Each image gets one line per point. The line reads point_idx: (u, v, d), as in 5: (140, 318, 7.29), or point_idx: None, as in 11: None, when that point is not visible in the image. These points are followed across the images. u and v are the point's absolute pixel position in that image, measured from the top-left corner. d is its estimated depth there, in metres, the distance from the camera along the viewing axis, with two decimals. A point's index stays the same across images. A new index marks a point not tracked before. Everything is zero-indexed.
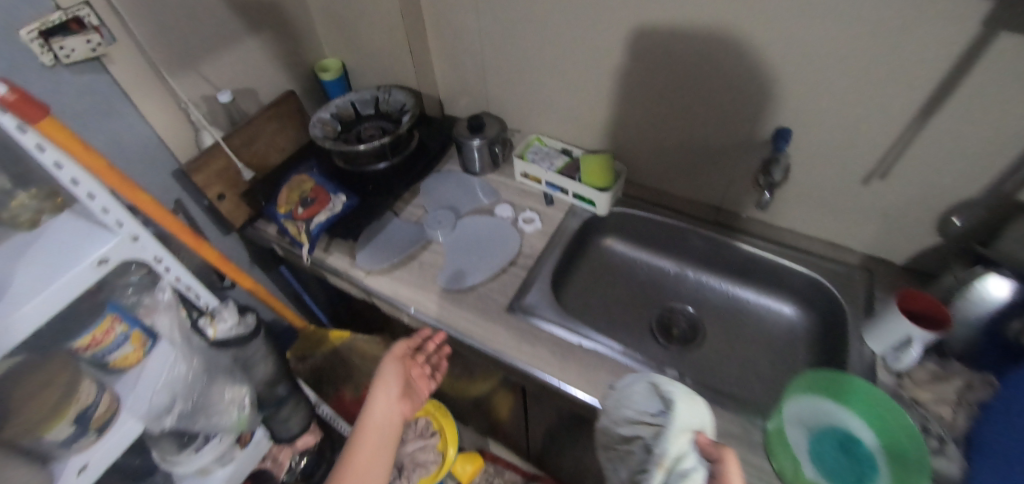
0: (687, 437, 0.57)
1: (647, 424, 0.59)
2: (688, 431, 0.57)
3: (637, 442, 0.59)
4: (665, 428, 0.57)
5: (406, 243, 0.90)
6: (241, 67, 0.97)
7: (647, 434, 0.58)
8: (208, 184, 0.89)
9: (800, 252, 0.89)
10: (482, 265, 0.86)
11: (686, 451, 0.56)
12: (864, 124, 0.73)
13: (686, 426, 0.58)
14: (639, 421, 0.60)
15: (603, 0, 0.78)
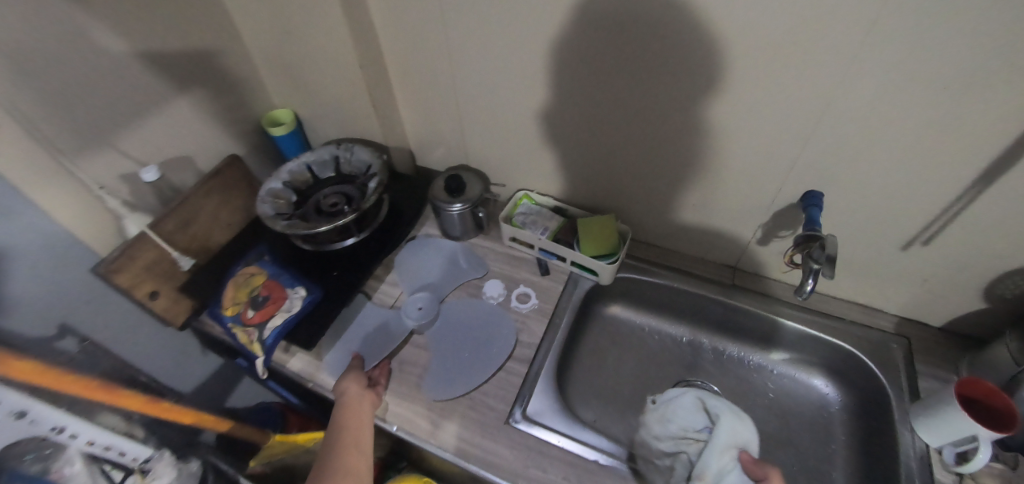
0: (732, 452, 0.60)
1: (693, 439, 0.64)
2: (733, 446, 0.60)
3: (681, 457, 0.63)
4: (710, 445, 0.60)
5: (383, 339, 0.76)
6: (167, 135, 0.82)
7: (691, 449, 0.63)
8: (135, 283, 0.73)
9: (829, 318, 0.79)
10: (476, 364, 0.74)
11: (729, 470, 0.58)
12: (908, 188, 0.63)
13: (726, 445, 0.60)
14: (684, 437, 0.64)
15: (600, 52, 0.65)
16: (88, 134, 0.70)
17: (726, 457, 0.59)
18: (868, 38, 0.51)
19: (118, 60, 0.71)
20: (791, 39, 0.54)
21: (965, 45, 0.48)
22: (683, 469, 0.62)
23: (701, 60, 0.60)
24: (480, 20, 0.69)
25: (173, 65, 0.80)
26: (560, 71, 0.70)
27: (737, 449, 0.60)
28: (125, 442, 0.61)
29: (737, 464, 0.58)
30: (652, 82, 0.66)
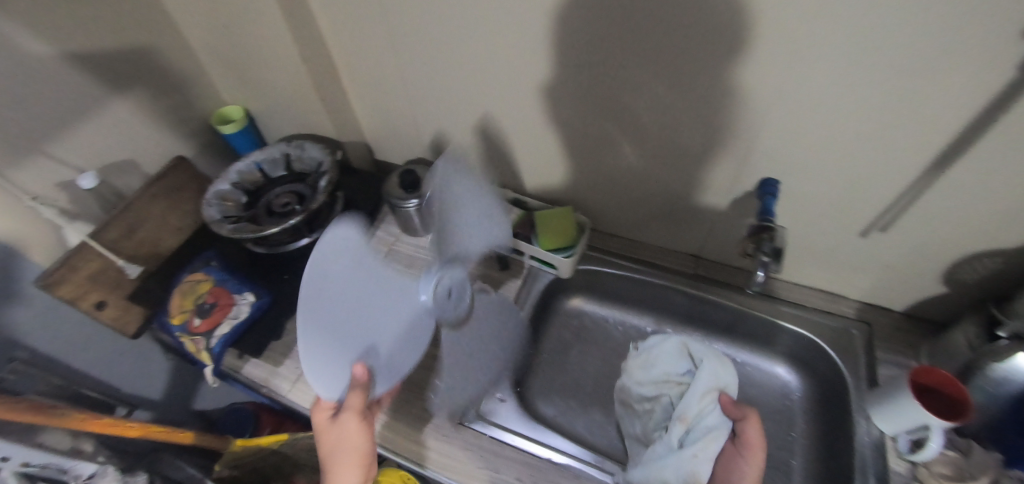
0: (711, 396, 0.67)
1: (675, 383, 0.71)
2: (711, 391, 0.67)
3: (661, 400, 0.70)
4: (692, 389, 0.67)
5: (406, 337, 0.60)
6: (106, 139, 0.79)
7: (672, 392, 0.70)
8: (79, 293, 0.71)
9: (790, 306, 0.78)
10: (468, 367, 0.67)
11: (708, 411, 0.65)
12: (864, 176, 0.61)
13: (707, 390, 0.67)
14: (666, 380, 0.72)
15: (542, 41, 0.62)
16: (18, 143, 0.68)
17: (705, 397, 0.66)
18: (811, 22, 0.48)
19: (44, 63, 0.68)
20: (732, 25, 0.51)
21: (910, 28, 0.46)
22: (662, 411, 0.69)
23: (645, 46, 0.58)
24: (419, 10, 0.66)
25: (107, 65, 0.76)
26: (505, 62, 0.67)
27: (718, 393, 0.67)
28: (66, 460, 0.60)
29: (721, 408, 0.65)
30: (598, 71, 0.63)
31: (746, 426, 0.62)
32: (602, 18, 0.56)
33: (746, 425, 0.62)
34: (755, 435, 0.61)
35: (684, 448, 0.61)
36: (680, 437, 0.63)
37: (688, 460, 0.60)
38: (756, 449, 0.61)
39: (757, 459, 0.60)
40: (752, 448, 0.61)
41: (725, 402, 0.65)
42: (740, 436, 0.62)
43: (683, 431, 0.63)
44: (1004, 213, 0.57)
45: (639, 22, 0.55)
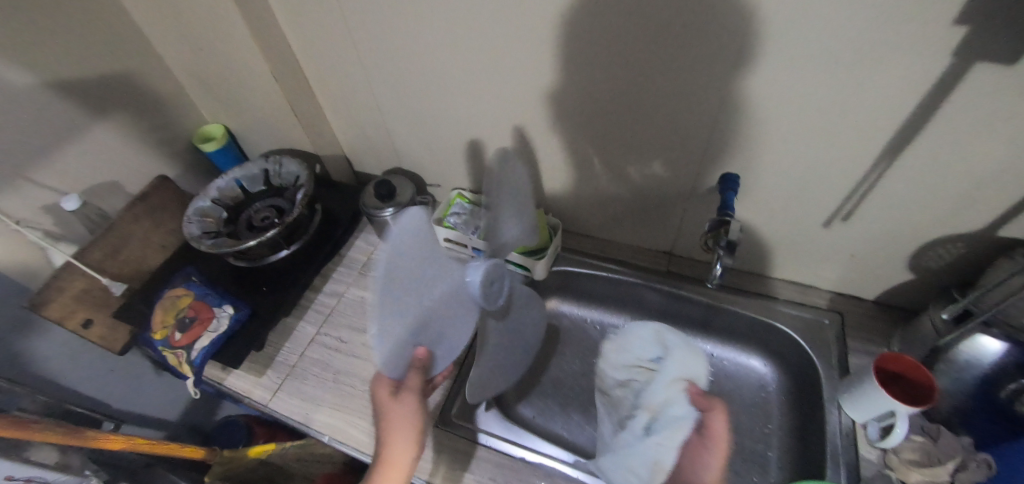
0: (679, 385, 0.70)
1: (645, 369, 0.75)
2: (679, 380, 0.71)
3: (631, 385, 0.74)
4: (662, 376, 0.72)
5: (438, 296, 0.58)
6: (88, 162, 0.82)
7: (641, 378, 0.74)
8: (66, 312, 0.74)
9: (765, 300, 0.78)
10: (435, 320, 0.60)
11: (676, 400, 0.68)
12: (823, 169, 0.61)
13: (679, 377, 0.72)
14: (638, 366, 0.76)
15: (496, 51, 0.64)
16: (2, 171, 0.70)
17: (671, 384, 0.70)
18: (744, 27, 0.49)
19: (25, 95, 0.71)
20: (673, 32, 0.52)
21: (841, 23, 0.46)
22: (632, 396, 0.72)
23: (594, 51, 0.58)
24: (381, 25, 0.68)
25: (88, 92, 0.79)
26: (466, 72, 0.69)
27: (690, 383, 0.71)
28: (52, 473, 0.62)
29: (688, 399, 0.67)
30: (554, 80, 0.64)
31: (710, 418, 0.65)
32: (551, 28, 0.58)
33: (710, 416, 0.65)
34: (716, 425, 0.65)
35: (651, 435, 0.64)
36: (646, 426, 0.66)
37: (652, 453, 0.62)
38: (715, 441, 0.63)
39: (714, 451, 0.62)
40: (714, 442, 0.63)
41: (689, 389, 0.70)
42: (703, 430, 0.64)
43: (650, 418, 0.67)
44: (959, 197, 0.57)
45: (586, 30, 0.56)
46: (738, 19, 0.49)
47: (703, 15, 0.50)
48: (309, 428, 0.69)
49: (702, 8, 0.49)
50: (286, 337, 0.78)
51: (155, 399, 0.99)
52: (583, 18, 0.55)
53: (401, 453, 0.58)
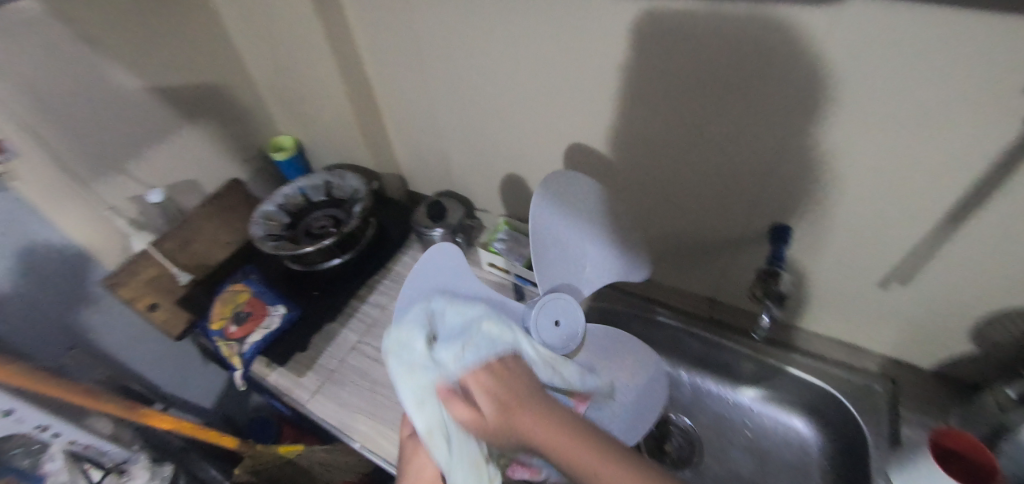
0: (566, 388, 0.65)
1: None
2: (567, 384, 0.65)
3: None
4: None
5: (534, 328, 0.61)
6: (174, 161, 0.90)
7: None
8: (137, 295, 0.81)
9: (813, 358, 0.75)
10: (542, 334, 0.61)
11: None
12: (882, 229, 0.59)
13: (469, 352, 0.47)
14: None
15: (555, 89, 0.67)
16: (102, 162, 0.80)
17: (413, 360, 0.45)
18: (802, 83, 0.50)
19: (128, 95, 0.80)
20: (727, 83, 0.54)
21: (900, 85, 0.46)
22: None
23: (649, 96, 0.61)
24: (448, 57, 0.73)
25: (181, 99, 0.88)
26: (525, 106, 0.73)
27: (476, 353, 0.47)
28: (105, 443, 0.67)
29: (438, 396, 0.45)
30: (607, 119, 0.67)
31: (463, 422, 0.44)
32: (608, 72, 0.61)
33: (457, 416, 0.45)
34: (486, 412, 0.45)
35: None
36: None
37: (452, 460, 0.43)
38: (515, 409, 0.44)
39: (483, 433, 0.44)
40: (515, 408, 0.45)
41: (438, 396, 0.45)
42: (468, 423, 0.44)
43: None
44: None
45: (640, 75, 0.59)
46: (793, 74, 0.50)
47: (760, 69, 0.51)
48: (342, 433, 0.70)
49: (756, 65, 0.51)
50: (329, 342, 0.80)
51: (200, 388, 1.04)
52: (637, 65, 0.58)
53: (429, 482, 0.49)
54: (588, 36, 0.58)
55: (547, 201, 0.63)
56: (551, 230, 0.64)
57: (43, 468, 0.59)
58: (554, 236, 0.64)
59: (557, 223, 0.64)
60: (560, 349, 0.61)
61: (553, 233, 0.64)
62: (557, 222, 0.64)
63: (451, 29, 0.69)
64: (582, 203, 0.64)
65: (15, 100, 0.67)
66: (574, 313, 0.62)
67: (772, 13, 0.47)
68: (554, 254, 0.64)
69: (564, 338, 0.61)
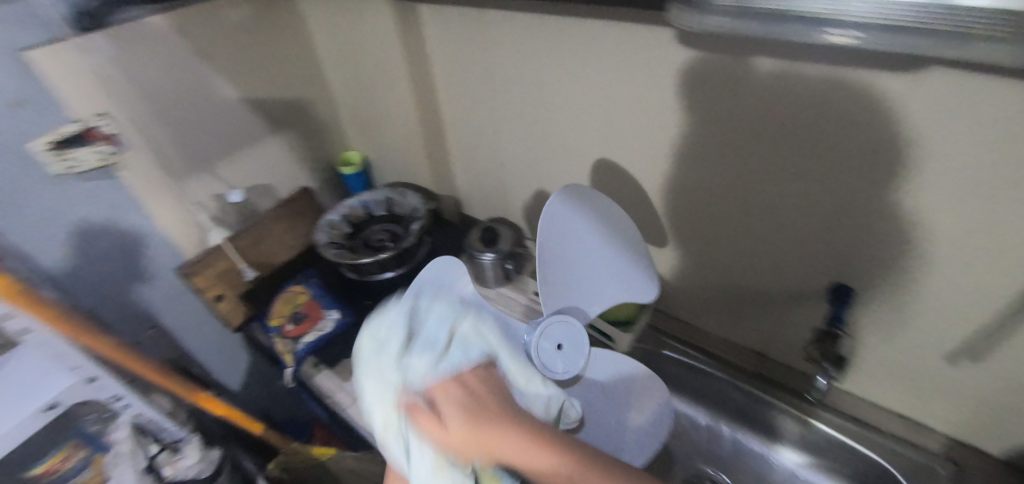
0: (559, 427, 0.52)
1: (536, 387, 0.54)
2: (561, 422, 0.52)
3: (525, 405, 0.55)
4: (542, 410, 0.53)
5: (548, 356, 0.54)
6: (256, 166, 0.98)
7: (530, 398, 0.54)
8: (208, 286, 0.88)
9: (869, 429, 0.71)
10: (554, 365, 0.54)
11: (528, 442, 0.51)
12: (955, 302, 0.55)
13: (447, 352, 0.43)
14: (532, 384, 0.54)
15: (617, 131, 0.70)
16: (195, 161, 0.88)
17: (389, 362, 0.43)
18: (874, 145, 0.50)
19: (226, 104, 0.89)
20: (795, 140, 0.55)
21: (973, 153, 0.45)
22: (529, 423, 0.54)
23: (711, 145, 0.62)
24: (518, 93, 0.77)
25: (269, 112, 0.96)
26: (587, 144, 0.75)
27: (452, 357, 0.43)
28: (166, 421, 0.73)
29: (406, 395, 0.41)
30: (667, 164, 0.68)
31: (428, 427, 0.40)
32: (671, 119, 0.63)
33: (422, 427, 0.40)
34: (455, 425, 0.39)
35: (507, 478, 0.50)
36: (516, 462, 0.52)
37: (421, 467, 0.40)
38: (488, 418, 0.40)
39: (450, 441, 0.39)
40: (487, 419, 0.40)
41: (405, 405, 0.41)
42: (433, 428, 0.40)
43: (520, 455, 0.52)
44: None
45: (707, 125, 0.60)
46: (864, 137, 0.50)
47: (831, 129, 0.52)
48: None
49: (822, 123, 0.52)
50: None
51: (247, 381, 1.09)
52: (704, 115, 0.60)
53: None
54: (658, 85, 0.61)
55: (560, 202, 0.58)
56: (563, 232, 0.58)
57: (108, 436, 0.65)
58: (567, 239, 0.58)
59: (573, 227, 0.59)
60: (557, 376, 0.53)
61: (570, 237, 0.58)
62: (574, 226, 0.59)
63: (524, 67, 0.73)
64: (598, 212, 0.62)
65: (132, 101, 0.77)
66: (576, 334, 0.54)
67: (848, 76, 0.48)
68: (567, 261, 0.58)
69: (564, 363, 0.54)
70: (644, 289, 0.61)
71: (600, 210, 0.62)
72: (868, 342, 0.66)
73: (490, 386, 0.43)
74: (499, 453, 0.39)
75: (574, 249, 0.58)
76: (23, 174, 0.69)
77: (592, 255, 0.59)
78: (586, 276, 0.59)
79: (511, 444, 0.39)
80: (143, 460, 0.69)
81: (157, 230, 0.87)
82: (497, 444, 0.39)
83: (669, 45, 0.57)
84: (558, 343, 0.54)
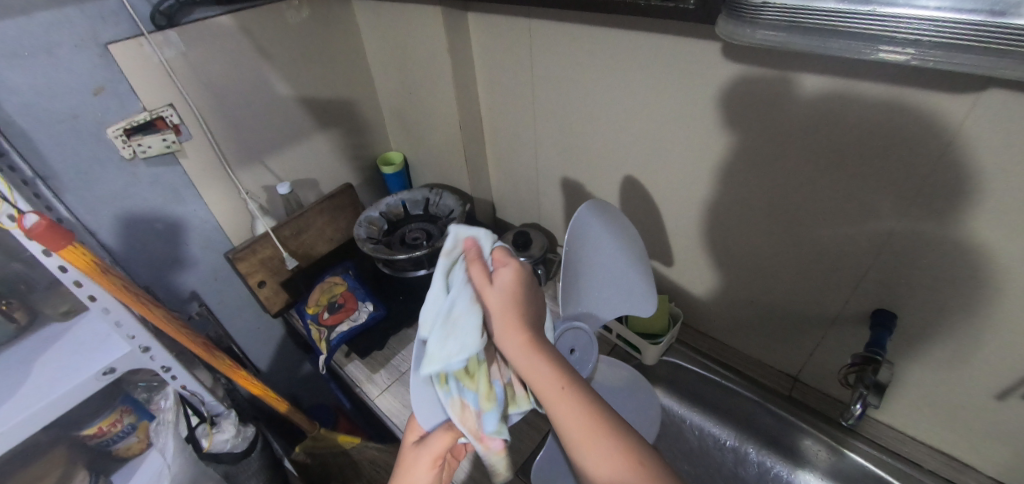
0: None
1: None
2: None
3: None
4: None
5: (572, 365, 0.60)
6: (304, 161, 1.03)
7: None
8: (252, 271, 0.92)
9: (907, 463, 0.68)
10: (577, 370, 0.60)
11: None
12: (1011, 334, 0.52)
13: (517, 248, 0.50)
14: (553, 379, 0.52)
15: (654, 142, 0.70)
16: (249, 153, 0.93)
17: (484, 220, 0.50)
18: (924, 166, 0.49)
19: (281, 100, 0.94)
20: (841, 159, 0.54)
21: None
22: None
23: (748, 161, 0.62)
24: (558, 101, 0.79)
25: (320, 110, 1.01)
26: (624, 154, 0.76)
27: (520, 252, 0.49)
28: (207, 395, 0.77)
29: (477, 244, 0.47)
30: (705, 177, 0.68)
31: (481, 274, 0.45)
32: (710, 132, 0.63)
33: (477, 273, 0.45)
34: (502, 285, 0.45)
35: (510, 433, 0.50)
36: None
37: (453, 299, 0.44)
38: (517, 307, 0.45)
39: (494, 295, 0.44)
40: (520, 302, 0.45)
41: (471, 253, 0.46)
42: (480, 281, 0.45)
43: None
44: None
45: (749, 141, 0.60)
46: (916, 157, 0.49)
47: (881, 149, 0.50)
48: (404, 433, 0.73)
49: (865, 142, 0.51)
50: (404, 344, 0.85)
51: None
52: (746, 130, 0.59)
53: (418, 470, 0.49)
54: (700, 98, 0.61)
55: (588, 217, 0.60)
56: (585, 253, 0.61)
57: (153, 405, 0.77)
58: (587, 251, 0.61)
59: (596, 241, 0.61)
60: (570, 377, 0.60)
61: (593, 251, 0.61)
62: (597, 242, 0.61)
63: (567, 75, 0.75)
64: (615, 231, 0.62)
65: (199, 94, 0.82)
66: (588, 342, 0.61)
67: (898, 96, 0.47)
68: (583, 273, 0.61)
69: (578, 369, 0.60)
70: (643, 306, 0.63)
71: (624, 231, 0.63)
72: (908, 372, 0.63)
73: (532, 286, 0.48)
74: (513, 326, 0.43)
75: (594, 260, 0.61)
76: (98, 155, 0.76)
77: (607, 271, 0.62)
78: (599, 287, 0.62)
79: (524, 330, 0.43)
80: (184, 431, 0.76)
81: (211, 215, 0.93)
82: (516, 320, 0.43)
83: (714, 59, 0.57)
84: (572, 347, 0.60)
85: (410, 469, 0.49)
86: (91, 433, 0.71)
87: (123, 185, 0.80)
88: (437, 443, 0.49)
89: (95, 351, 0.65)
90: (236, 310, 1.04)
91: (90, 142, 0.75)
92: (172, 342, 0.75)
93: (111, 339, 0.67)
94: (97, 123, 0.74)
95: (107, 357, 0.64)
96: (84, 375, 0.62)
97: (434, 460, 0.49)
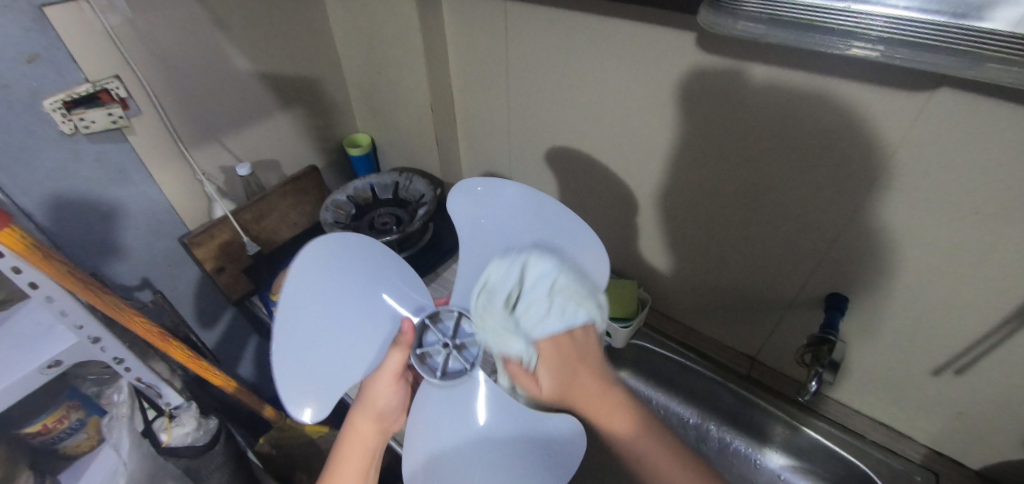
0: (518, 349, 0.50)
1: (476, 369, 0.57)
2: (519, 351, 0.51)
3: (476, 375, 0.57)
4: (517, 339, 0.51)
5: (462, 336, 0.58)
6: (264, 141, 0.98)
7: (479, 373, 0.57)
8: (209, 257, 0.87)
9: (850, 434, 0.73)
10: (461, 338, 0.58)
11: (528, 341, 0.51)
12: (943, 317, 0.57)
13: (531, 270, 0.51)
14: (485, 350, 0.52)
15: (623, 131, 0.71)
16: (204, 132, 0.88)
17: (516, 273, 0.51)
18: (868, 165, 0.52)
19: (241, 75, 0.89)
20: (799, 155, 0.56)
21: (969, 175, 0.46)
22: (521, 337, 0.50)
23: (711, 152, 0.64)
24: (530, 85, 0.79)
25: (282, 87, 0.96)
26: (595, 141, 0.76)
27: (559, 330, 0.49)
28: (164, 389, 0.75)
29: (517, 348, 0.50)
30: (670, 167, 0.70)
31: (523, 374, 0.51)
32: (676, 121, 0.64)
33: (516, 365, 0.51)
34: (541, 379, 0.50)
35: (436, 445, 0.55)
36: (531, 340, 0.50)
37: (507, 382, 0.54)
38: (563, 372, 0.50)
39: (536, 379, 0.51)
40: (565, 370, 0.50)
41: (512, 366, 0.51)
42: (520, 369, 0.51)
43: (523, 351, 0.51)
44: None
45: (717, 135, 0.61)
46: (872, 152, 0.51)
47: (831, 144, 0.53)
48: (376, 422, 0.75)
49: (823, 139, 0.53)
50: None
51: None
52: (716, 122, 0.60)
53: (364, 429, 0.55)
54: (669, 87, 0.62)
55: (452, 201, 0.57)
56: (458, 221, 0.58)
57: (104, 400, 0.72)
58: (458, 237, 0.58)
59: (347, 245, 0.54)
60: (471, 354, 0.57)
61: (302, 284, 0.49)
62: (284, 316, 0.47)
63: (544, 59, 0.74)
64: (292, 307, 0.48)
65: (148, 66, 0.76)
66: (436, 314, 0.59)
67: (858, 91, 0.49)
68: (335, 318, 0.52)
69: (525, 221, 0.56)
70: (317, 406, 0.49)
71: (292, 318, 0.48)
72: (856, 351, 0.68)
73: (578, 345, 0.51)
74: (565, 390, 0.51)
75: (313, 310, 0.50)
76: (32, 130, 0.69)
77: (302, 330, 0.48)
78: (354, 310, 0.54)
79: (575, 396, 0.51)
80: (140, 425, 0.74)
81: (162, 198, 0.87)
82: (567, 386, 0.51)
83: (688, 50, 0.58)
84: (456, 326, 0.59)
85: (372, 389, 0.56)
86: (34, 431, 0.64)
87: (62, 163, 0.73)
88: (392, 362, 0.55)
89: (37, 343, 0.60)
90: (191, 299, 0.99)
91: (23, 115, 0.68)
92: (122, 332, 0.70)
93: (56, 328, 0.62)
94: (31, 94, 0.67)
95: (50, 349, 0.59)
96: (24, 367, 0.57)
97: (392, 378, 0.56)
